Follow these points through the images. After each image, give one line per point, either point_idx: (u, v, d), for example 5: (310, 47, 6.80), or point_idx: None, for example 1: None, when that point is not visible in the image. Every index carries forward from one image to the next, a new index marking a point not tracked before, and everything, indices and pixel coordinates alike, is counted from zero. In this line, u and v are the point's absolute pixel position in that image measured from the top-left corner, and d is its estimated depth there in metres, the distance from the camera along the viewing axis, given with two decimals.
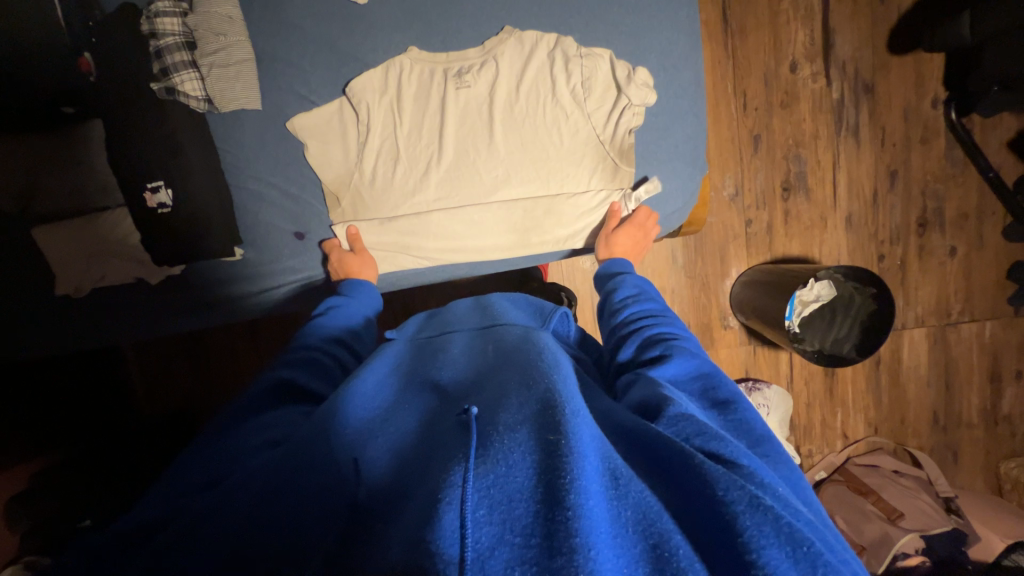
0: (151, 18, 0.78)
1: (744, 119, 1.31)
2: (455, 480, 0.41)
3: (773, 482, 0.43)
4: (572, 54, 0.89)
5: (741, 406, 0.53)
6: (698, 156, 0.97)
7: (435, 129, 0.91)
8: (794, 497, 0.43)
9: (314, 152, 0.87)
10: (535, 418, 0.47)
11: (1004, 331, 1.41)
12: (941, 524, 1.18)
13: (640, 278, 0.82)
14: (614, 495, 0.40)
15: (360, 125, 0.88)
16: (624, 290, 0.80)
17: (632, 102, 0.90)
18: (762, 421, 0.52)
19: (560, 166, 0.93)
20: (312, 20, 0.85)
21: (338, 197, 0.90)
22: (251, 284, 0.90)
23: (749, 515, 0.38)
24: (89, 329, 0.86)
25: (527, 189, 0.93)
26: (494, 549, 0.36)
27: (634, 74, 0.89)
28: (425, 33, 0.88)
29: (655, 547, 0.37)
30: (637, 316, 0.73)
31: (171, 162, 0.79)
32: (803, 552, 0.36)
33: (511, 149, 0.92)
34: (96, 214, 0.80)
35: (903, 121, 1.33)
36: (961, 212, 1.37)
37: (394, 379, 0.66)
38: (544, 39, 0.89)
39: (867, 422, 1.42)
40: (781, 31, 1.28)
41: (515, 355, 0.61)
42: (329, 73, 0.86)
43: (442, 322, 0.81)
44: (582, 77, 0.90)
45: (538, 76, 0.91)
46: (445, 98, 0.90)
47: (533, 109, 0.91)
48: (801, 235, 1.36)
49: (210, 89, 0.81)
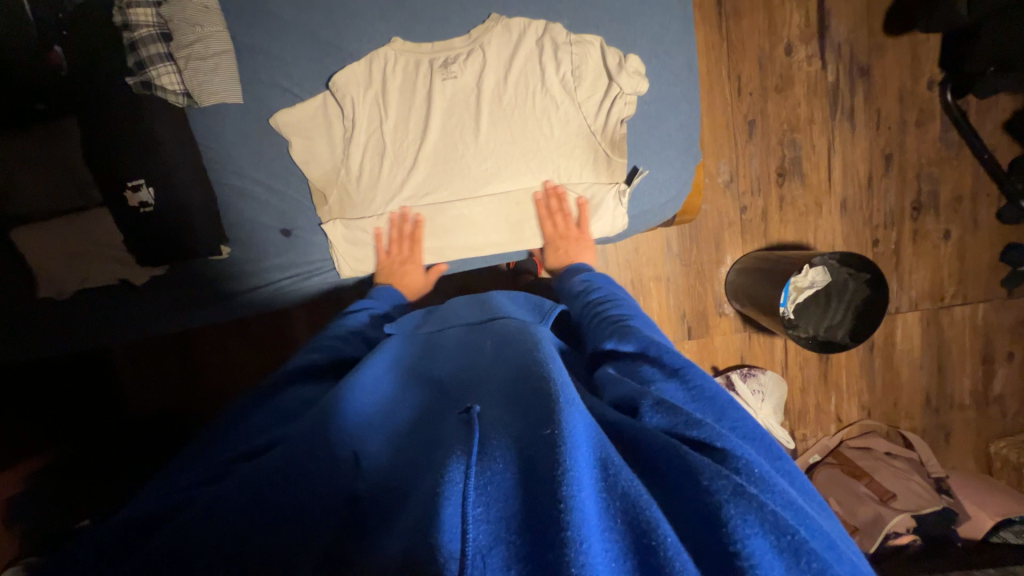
0: (124, 9, 0.75)
1: (738, 105, 1.29)
2: (453, 476, 0.41)
3: (754, 465, 0.42)
4: (561, 42, 0.87)
5: (695, 372, 0.54)
6: (691, 144, 0.95)
7: (421, 122, 0.89)
8: (779, 478, 0.43)
9: (298, 149, 0.85)
10: (532, 411, 0.46)
11: (996, 313, 1.42)
12: (931, 504, 1.20)
13: (594, 273, 0.84)
14: (602, 487, 0.40)
15: (344, 120, 0.86)
16: (578, 287, 0.81)
17: (624, 91, 0.87)
18: (720, 386, 0.53)
19: (551, 157, 0.91)
20: (291, 9, 0.82)
21: (325, 194, 0.88)
22: (240, 283, 0.88)
23: (733, 503, 0.38)
24: (72, 334, 0.84)
25: (518, 181, 0.91)
26: (492, 546, 0.36)
27: (625, 62, 0.87)
28: (408, 22, 0.86)
29: (642, 538, 0.37)
30: (593, 308, 0.74)
31: (150, 160, 0.78)
32: (787, 540, 0.36)
33: (500, 141, 0.90)
34: (73, 215, 0.78)
35: (899, 103, 1.32)
36: (955, 195, 1.36)
37: (393, 373, 0.66)
38: (532, 27, 0.87)
39: (860, 405, 1.44)
40: (775, 13, 1.26)
41: (512, 349, 0.60)
42: (312, 64, 0.84)
43: (440, 317, 0.81)
44: (572, 64, 0.88)
45: (527, 65, 0.88)
46: (431, 89, 0.88)
47: (522, 99, 0.89)
48: (796, 221, 1.35)
49: (188, 83, 0.78)
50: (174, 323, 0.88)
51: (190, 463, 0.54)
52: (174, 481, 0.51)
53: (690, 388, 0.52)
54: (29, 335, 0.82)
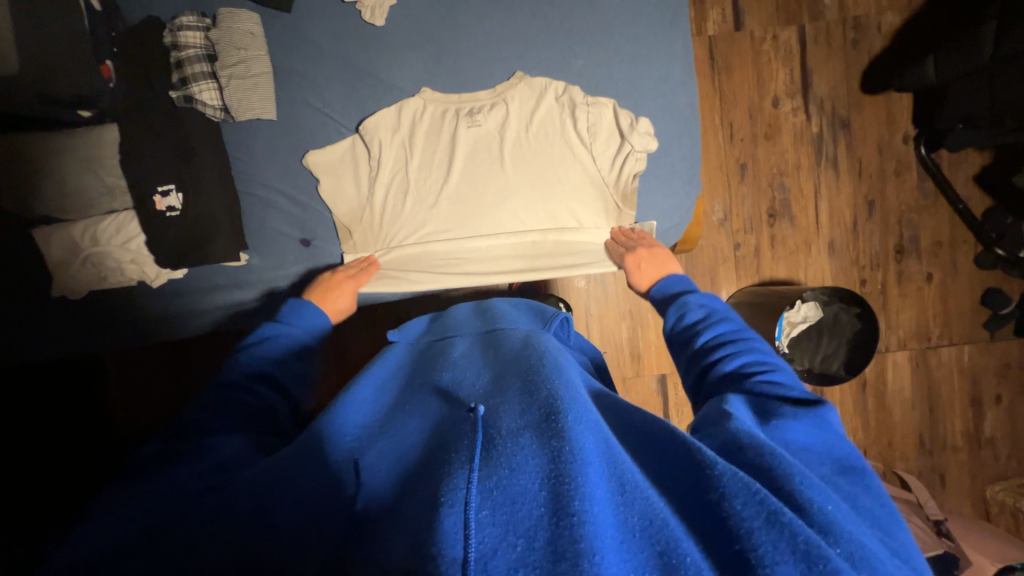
0: (175, 31, 0.81)
1: (731, 148, 1.39)
2: (458, 483, 0.40)
3: (823, 504, 0.40)
4: (579, 102, 0.93)
5: (829, 427, 0.52)
6: (694, 175, 0.99)
7: (444, 162, 0.94)
8: (848, 515, 0.41)
9: (326, 186, 0.90)
10: (536, 425, 0.47)
11: (981, 356, 1.45)
12: (933, 547, 1.18)
13: (705, 295, 0.76)
14: (620, 501, 0.40)
15: (371, 160, 0.91)
16: (693, 312, 0.74)
17: (635, 149, 0.93)
18: (858, 454, 0.51)
19: (565, 199, 0.96)
20: (328, 38, 0.89)
21: (350, 229, 0.92)
22: (254, 290, 0.90)
23: (764, 531, 0.37)
24: (78, 336, 0.86)
25: (535, 221, 0.96)
26: (496, 550, 0.35)
27: (636, 123, 0.92)
28: (435, 53, 0.92)
29: (662, 554, 0.37)
30: (711, 344, 0.68)
31: (182, 166, 0.81)
32: (818, 570, 0.34)
33: (518, 182, 0.95)
34: (103, 217, 0.82)
35: (878, 153, 1.42)
36: (935, 241, 1.44)
37: (396, 387, 0.65)
38: (552, 86, 0.93)
39: (856, 444, 1.45)
40: (764, 69, 1.38)
41: (515, 361, 0.61)
42: (342, 88, 0.90)
43: (443, 327, 0.82)
44: (589, 123, 0.94)
45: (547, 119, 0.95)
46: (456, 134, 0.93)
47: (542, 148, 0.95)
48: (787, 258, 1.42)
49: (227, 99, 0.82)
50: (179, 328, 0.90)
51: (186, 469, 0.51)
52: (177, 478, 0.50)
53: (820, 432, 0.52)
54: (44, 328, 0.84)
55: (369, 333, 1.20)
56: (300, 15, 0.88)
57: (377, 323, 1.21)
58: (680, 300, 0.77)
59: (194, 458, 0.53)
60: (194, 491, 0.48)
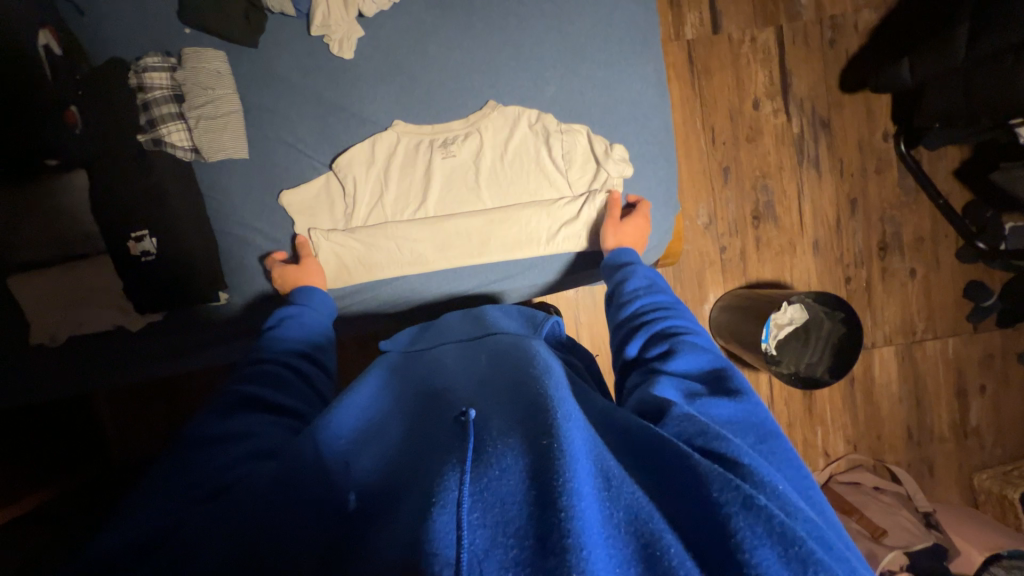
0: (140, 73, 0.82)
1: (713, 152, 1.39)
2: (450, 483, 0.40)
3: (776, 482, 0.42)
4: (553, 129, 0.93)
5: (751, 398, 0.52)
6: (671, 197, 0.99)
7: (420, 196, 0.94)
8: (797, 495, 0.43)
9: (302, 228, 0.90)
10: (526, 424, 0.46)
11: (966, 347, 1.48)
12: (922, 540, 1.21)
13: (650, 270, 0.79)
14: (606, 496, 0.39)
15: (347, 198, 0.91)
16: (635, 280, 0.76)
17: (611, 176, 0.93)
18: (773, 416, 0.51)
19: (542, 228, 0.94)
20: (299, 73, 0.89)
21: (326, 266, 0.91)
22: (237, 327, 0.89)
23: (742, 515, 0.37)
24: (59, 379, 0.85)
25: (511, 250, 0.94)
26: (488, 551, 0.35)
27: (611, 150, 0.93)
28: (407, 84, 0.92)
29: (646, 547, 0.37)
30: (642, 310, 0.70)
31: (157, 210, 0.82)
32: (794, 551, 0.35)
33: (494, 213, 0.93)
34: (79, 261, 0.82)
35: (859, 152, 1.43)
36: (917, 236, 1.45)
37: (386, 391, 0.65)
38: (525, 114, 0.93)
39: (846, 439, 1.46)
40: (743, 72, 1.37)
41: (508, 364, 0.60)
42: (316, 123, 0.90)
43: (434, 334, 0.82)
44: (563, 150, 0.94)
45: (522, 146, 0.94)
46: (431, 167, 0.93)
47: (517, 176, 0.95)
48: (773, 259, 1.43)
49: (197, 139, 0.84)
50: (161, 367, 0.88)
51: (181, 479, 0.50)
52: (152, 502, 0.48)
53: (742, 404, 0.51)
54: (21, 374, 0.83)
55: (358, 354, 1.20)
56: (270, 52, 0.88)
57: (366, 344, 1.20)
58: (616, 270, 0.81)
59: (192, 466, 0.51)
60: (201, 499, 0.48)
